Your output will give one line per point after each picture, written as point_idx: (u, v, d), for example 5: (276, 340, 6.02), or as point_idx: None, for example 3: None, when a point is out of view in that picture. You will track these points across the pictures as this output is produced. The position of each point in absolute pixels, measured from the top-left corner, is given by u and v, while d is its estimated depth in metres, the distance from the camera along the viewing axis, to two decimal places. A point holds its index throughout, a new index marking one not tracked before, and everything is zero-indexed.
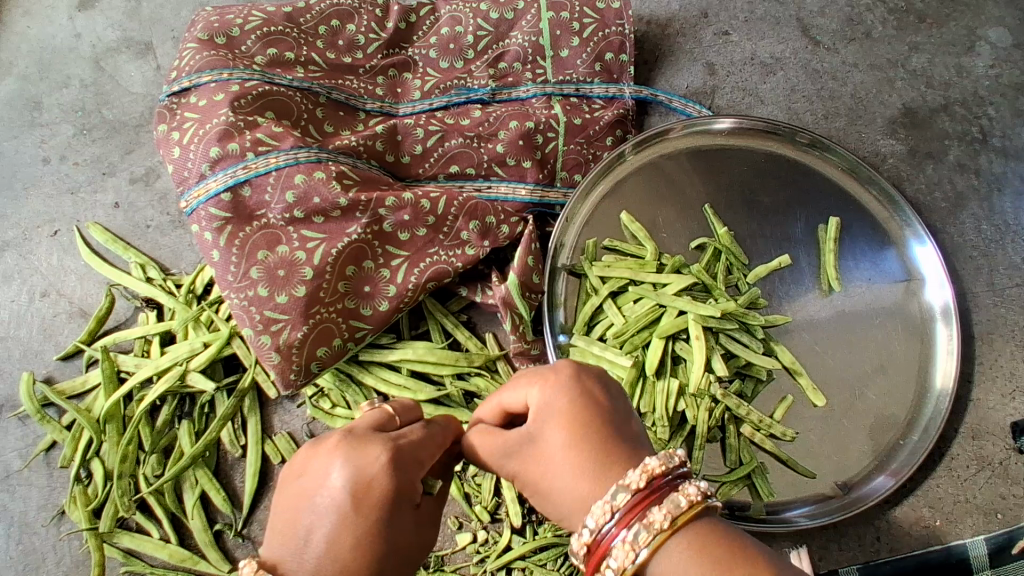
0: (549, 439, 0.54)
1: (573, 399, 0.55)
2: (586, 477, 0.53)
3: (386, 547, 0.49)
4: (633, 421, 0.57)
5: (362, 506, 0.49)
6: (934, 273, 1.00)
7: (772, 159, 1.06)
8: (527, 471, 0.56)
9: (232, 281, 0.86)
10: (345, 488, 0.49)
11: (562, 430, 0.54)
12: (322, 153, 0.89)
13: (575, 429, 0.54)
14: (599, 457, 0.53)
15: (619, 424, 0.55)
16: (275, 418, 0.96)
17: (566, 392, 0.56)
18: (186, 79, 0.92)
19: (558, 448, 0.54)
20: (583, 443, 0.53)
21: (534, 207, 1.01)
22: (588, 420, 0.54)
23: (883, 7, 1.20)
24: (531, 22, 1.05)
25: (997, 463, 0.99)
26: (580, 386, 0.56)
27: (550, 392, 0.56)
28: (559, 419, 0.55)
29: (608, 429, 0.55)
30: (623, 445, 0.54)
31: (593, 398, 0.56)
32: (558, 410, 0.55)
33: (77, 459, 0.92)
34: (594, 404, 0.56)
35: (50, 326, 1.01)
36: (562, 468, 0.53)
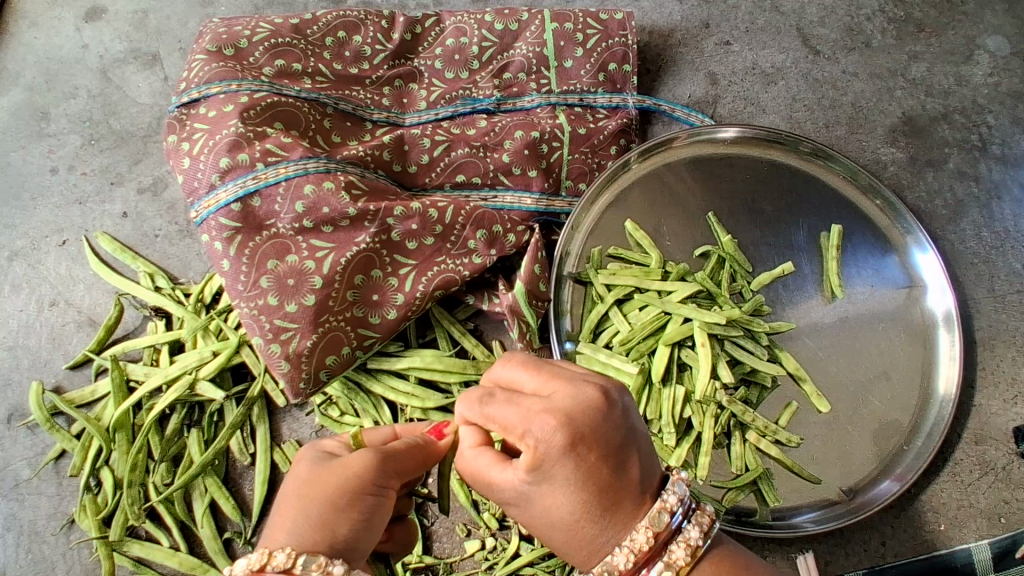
0: (548, 497, 0.55)
1: (568, 463, 0.54)
2: (589, 542, 0.56)
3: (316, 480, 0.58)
4: (635, 460, 0.56)
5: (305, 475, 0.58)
6: (936, 280, 1.02)
7: (775, 168, 1.07)
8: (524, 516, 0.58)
9: (242, 290, 0.87)
10: (297, 470, 0.59)
11: (557, 499, 0.55)
12: (331, 163, 0.90)
13: (570, 492, 0.55)
14: (601, 520, 0.55)
15: (616, 481, 0.55)
16: (284, 425, 0.97)
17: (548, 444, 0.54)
18: (195, 91, 0.93)
19: (556, 508, 0.55)
20: (586, 514, 0.55)
21: (540, 216, 1.02)
22: (588, 488, 0.54)
23: (882, 17, 1.22)
24: (535, 33, 1.07)
25: (1000, 468, 1.00)
26: (581, 451, 0.54)
27: (547, 448, 0.53)
28: (558, 481, 0.55)
29: (607, 495, 0.55)
30: (618, 509, 0.55)
31: (588, 453, 0.54)
32: (553, 477, 0.55)
33: (86, 467, 0.92)
34: (589, 462, 0.54)
35: (59, 335, 1.02)
36: (565, 530, 0.56)
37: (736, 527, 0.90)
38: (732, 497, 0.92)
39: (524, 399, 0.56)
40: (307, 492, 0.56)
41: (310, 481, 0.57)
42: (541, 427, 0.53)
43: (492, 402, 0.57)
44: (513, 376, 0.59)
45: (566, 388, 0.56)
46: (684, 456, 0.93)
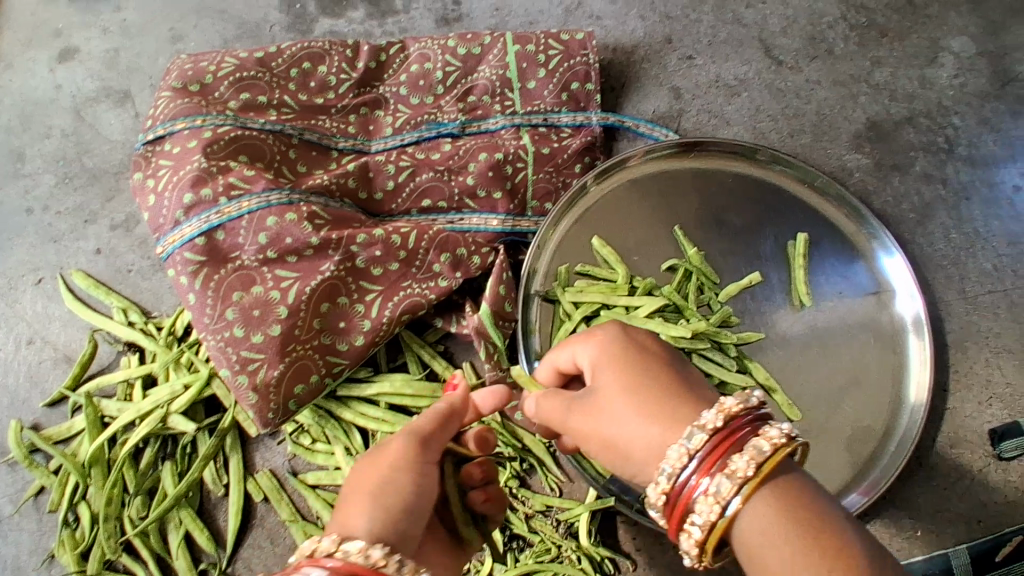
0: (607, 384, 0.61)
1: (625, 360, 0.62)
2: (667, 411, 0.58)
3: (371, 473, 0.60)
4: (676, 367, 0.62)
5: (379, 462, 0.61)
6: (905, 284, 1.02)
7: (739, 179, 1.08)
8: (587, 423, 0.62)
9: (208, 322, 0.88)
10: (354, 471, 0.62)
11: (621, 376, 0.61)
12: (293, 195, 0.91)
13: (624, 376, 0.61)
14: (660, 406, 0.58)
15: (667, 371, 0.61)
16: (256, 455, 0.97)
17: (603, 350, 0.63)
18: (160, 127, 0.95)
19: (614, 386, 0.61)
20: (651, 394, 0.59)
21: (506, 236, 1.03)
22: (645, 374, 0.60)
23: (844, 24, 1.23)
24: (498, 55, 1.09)
25: (978, 471, 1.00)
26: (633, 356, 0.62)
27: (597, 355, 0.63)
28: (609, 370, 0.62)
29: (662, 380, 0.60)
30: (686, 400, 0.58)
31: (644, 350, 0.63)
32: (611, 378, 0.61)
33: (64, 503, 0.93)
34: (646, 354, 0.63)
35: (36, 373, 1.03)
36: (653, 405, 0.58)
37: None
38: None
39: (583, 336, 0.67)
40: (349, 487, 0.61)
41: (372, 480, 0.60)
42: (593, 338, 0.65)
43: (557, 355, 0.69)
44: (561, 357, 0.68)
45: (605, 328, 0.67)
46: None
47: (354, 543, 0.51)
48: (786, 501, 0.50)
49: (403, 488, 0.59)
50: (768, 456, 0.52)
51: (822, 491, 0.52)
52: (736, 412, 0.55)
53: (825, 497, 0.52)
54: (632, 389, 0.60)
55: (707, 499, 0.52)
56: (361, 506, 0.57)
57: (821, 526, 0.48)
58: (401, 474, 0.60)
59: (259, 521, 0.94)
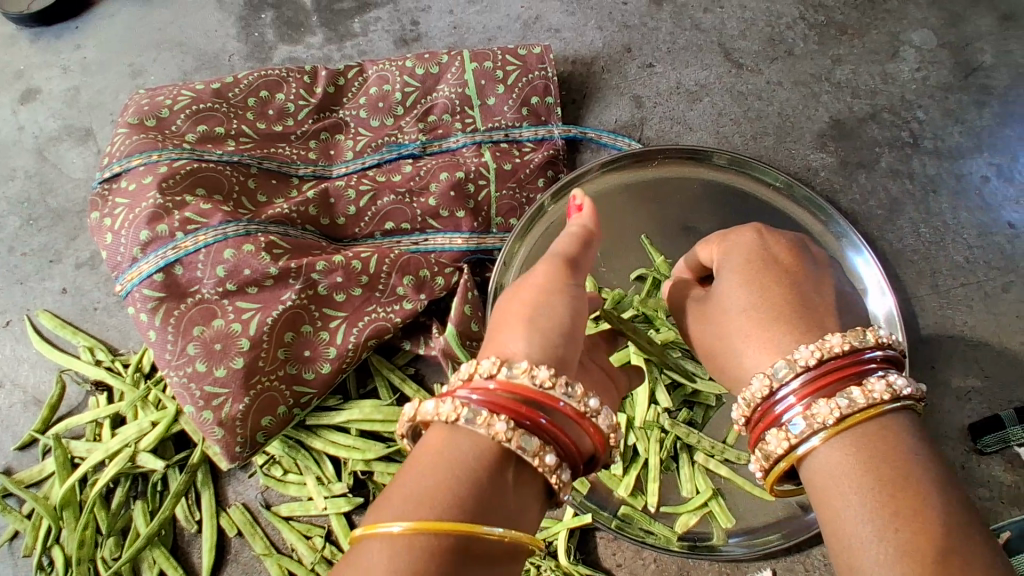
0: (733, 292, 0.70)
1: (756, 260, 0.71)
2: (771, 335, 0.64)
3: (533, 311, 0.62)
4: (807, 284, 0.68)
5: (513, 308, 0.63)
6: (877, 282, 1.00)
7: (704, 185, 1.07)
8: (709, 327, 0.72)
9: (170, 358, 0.87)
10: (507, 305, 0.65)
11: (747, 289, 0.68)
12: (251, 225, 0.90)
13: (747, 290, 0.68)
14: (778, 317, 0.65)
15: (802, 289, 0.67)
16: (229, 489, 0.96)
17: (735, 267, 0.71)
18: (117, 165, 0.94)
19: (743, 300, 0.68)
20: (771, 296, 0.67)
21: (472, 255, 1.02)
22: (772, 290, 0.67)
23: (803, 24, 1.24)
24: (456, 74, 1.09)
25: (959, 468, 0.99)
26: (767, 257, 0.71)
27: (732, 267, 0.72)
28: (747, 268, 0.71)
29: (810, 287, 0.68)
30: (811, 312, 0.65)
31: (777, 261, 0.71)
32: (740, 275, 0.70)
33: (37, 547, 0.92)
34: (775, 265, 0.70)
35: (7, 417, 1.02)
36: (757, 318, 0.66)
37: (691, 555, 0.89)
38: (684, 522, 0.92)
39: (730, 247, 0.74)
40: (506, 317, 0.63)
41: (524, 305, 0.63)
42: (735, 250, 0.73)
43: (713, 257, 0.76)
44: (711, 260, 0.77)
45: (741, 242, 0.74)
46: (632, 484, 0.93)
47: (518, 364, 0.55)
48: (867, 452, 0.52)
49: (539, 316, 0.62)
50: (861, 408, 0.54)
51: (929, 446, 0.52)
52: (840, 354, 0.58)
53: (926, 454, 0.51)
54: (762, 302, 0.66)
55: (780, 433, 0.58)
56: (514, 336, 0.60)
57: (902, 484, 0.49)
58: (558, 302, 0.64)
59: (234, 557, 0.93)
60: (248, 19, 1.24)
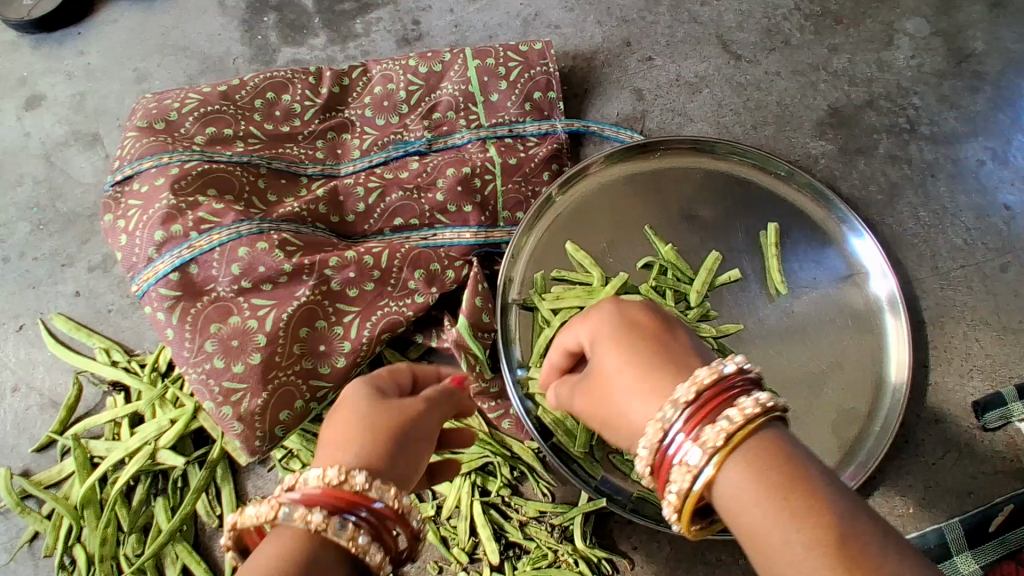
0: (602, 358, 0.56)
1: (616, 324, 0.57)
2: (658, 388, 0.52)
3: (396, 420, 0.57)
4: (681, 334, 0.57)
5: (366, 383, 0.60)
6: (877, 264, 1.03)
7: (705, 173, 1.09)
8: (591, 404, 0.58)
9: (188, 356, 0.88)
10: (355, 403, 0.58)
11: (616, 348, 0.55)
12: (264, 224, 0.91)
13: (614, 347, 0.56)
14: (648, 373, 0.53)
15: (677, 344, 0.55)
16: (249, 483, 0.98)
17: (598, 324, 0.59)
18: (128, 167, 0.96)
19: (611, 363, 0.55)
20: (645, 360, 0.54)
21: (480, 248, 1.04)
22: (645, 347, 0.55)
23: (799, 15, 1.25)
24: (459, 71, 1.11)
25: (964, 444, 1.00)
26: (626, 316, 0.58)
27: (590, 329, 0.59)
28: (615, 325, 0.57)
29: (674, 337, 0.56)
30: (683, 361, 0.54)
31: (638, 318, 0.58)
32: (603, 338, 0.57)
33: (60, 546, 0.94)
34: (637, 321, 0.57)
35: (24, 420, 1.04)
36: (629, 382, 0.54)
37: None
38: None
39: (590, 314, 0.61)
40: (354, 414, 0.57)
41: (372, 414, 0.57)
42: (592, 312, 0.60)
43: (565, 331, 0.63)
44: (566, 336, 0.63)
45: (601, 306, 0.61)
46: None
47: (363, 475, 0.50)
48: (762, 465, 0.45)
49: (393, 408, 0.58)
50: (741, 425, 0.47)
51: (809, 454, 0.47)
52: (712, 385, 0.50)
53: (810, 459, 0.47)
54: (631, 362, 0.54)
55: (682, 469, 0.49)
56: (362, 443, 0.54)
57: (792, 488, 0.43)
58: (427, 413, 0.60)
59: None
60: (250, 22, 1.25)
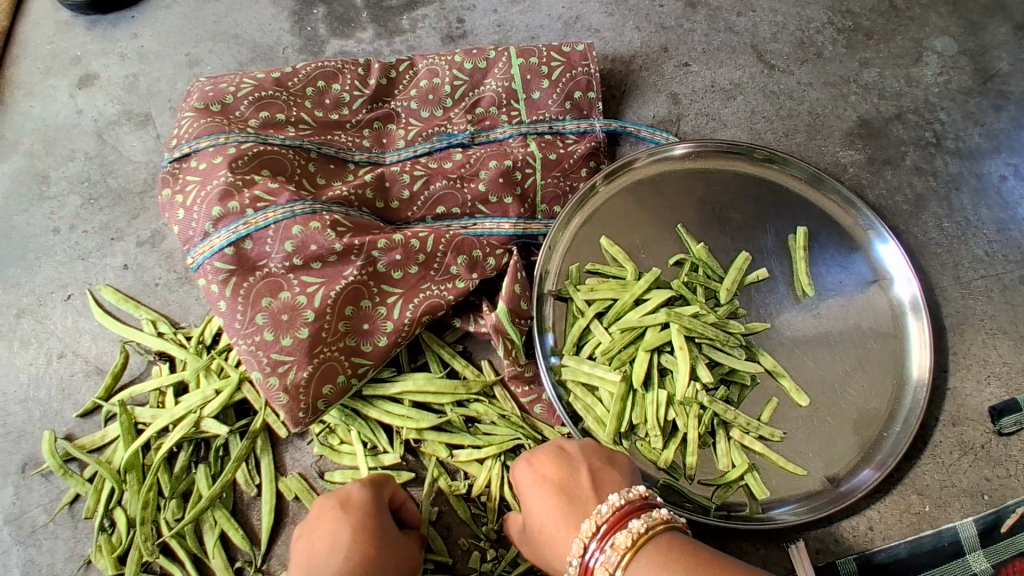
0: (530, 514, 0.72)
1: (532, 478, 0.73)
2: (564, 531, 0.68)
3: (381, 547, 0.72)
4: (585, 472, 0.72)
5: (353, 512, 0.75)
6: (900, 269, 1.06)
7: (737, 177, 1.13)
8: (535, 550, 0.74)
9: (239, 327, 0.92)
10: (340, 524, 0.73)
11: (534, 502, 0.72)
12: (316, 205, 0.95)
13: (534, 503, 0.71)
14: (558, 520, 0.68)
15: (576, 486, 0.70)
16: (287, 456, 1.01)
17: (523, 480, 0.74)
18: (186, 145, 1.00)
19: (534, 517, 0.71)
20: (548, 506, 0.70)
21: (518, 239, 1.08)
22: (554, 499, 0.70)
23: (832, 29, 1.29)
24: (503, 69, 1.14)
25: (980, 448, 1.03)
26: (539, 469, 0.74)
27: (521, 487, 0.75)
28: (533, 478, 0.74)
29: (575, 475, 0.72)
30: (580, 499, 0.69)
31: (546, 472, 0.73)
32: (527, 492, 0.73)
33: (100, 509, 0.96)
34: (546, 475, 0.73)
35: (68, 385, 1.06)
36: (548, 532, 0.69)
37: (727, 522, 0.93)
38: (721, 494, 0.96)
39: (518, 469, 0.77)
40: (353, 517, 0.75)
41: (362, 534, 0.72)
42: (519, 468, 0.76)
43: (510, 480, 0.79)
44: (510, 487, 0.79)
45: (527, 457, 0.77)
46: (672, 457, 0.96)
47: None
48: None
49: (374, 546, 0.72)
50: (622, 555, 0.60)
51: (692, 552, 0.59)
52: (596, 529, 0.63)
53: (692, 552, 0.59)
54: (550, 515, 0.70)
55: None
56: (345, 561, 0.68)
57: None
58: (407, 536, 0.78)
59: (291, 519, 0.98)
60: (301, 15, 1.30)
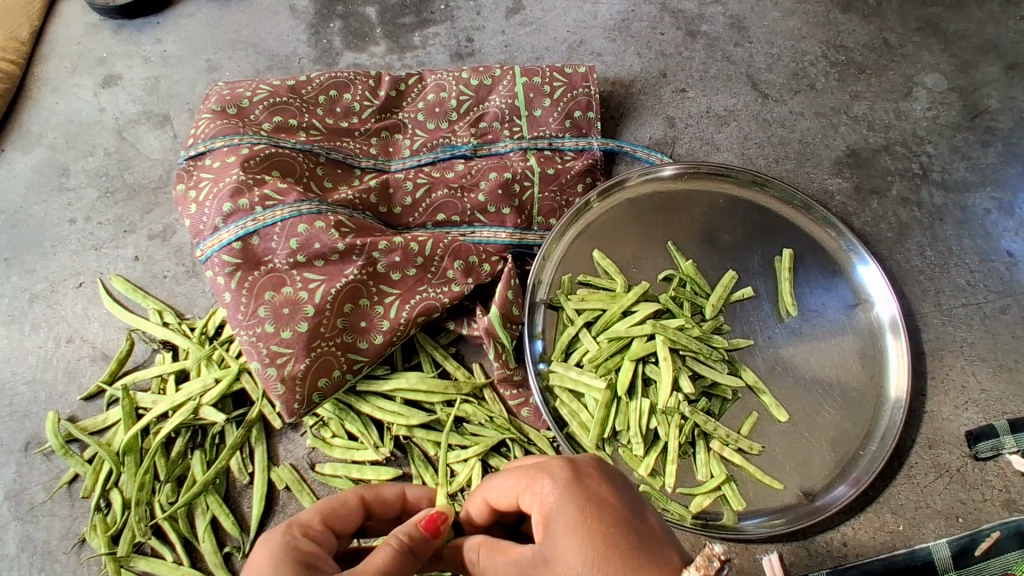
0: (567, 539, 0.58)
1: (580, 495, 0.61)
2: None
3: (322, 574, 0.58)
4: (646, 510, 0.62)
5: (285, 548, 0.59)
6: (880, 291, 1.10)
7: (727, 199, 1.17)
8: None
9: (242, 319, 0.96)
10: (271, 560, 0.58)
11: (581, 529, 0.58)
12: (322, 206, 1.00)
13: (585, 532, 0.58)
14: (625, 563, 0.56)
15: (639, 523, 0.60)
16: (280, 447, 1.04)
17: (558, 493, 0.61)
18: (201, 145, 1.05)
19: (576, 547, 0.58)
20: (614, 541, 0.58)
21: (513, 248, 1.12)
22: (613, 532, 0.58)
23: (825, 62, 1.35)
24: (506, 87, 1.19)
25: (955, 470, 1.06)
26: (586, 485, 0.62)
27: (552, 497, 0.61)
28: (581, 496, 0.61)
29: (632, 505, 0.62)
30: (652, 542, 0.59)
31: (600, 493, 0.61)
32: (571, 509, 0.60)
33: (97, 489, 0.99)
34: (600, 498, 0.61)
35: (75, 369, 1.10)
36: (599, 570, 0.56)
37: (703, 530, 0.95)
38: (699, 503, 0.98)
39: (543, 470, 0.63)
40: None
41: None
42: (551, 476, 0.62)
43: (511, 480, 0.65)
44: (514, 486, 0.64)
45: (560, 462, 0.64)
46: (652, 464, 1.00)
47: None
48: None
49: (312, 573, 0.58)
50: None
51: None
52: None
53: None
54: (609, 553, 0.57)
55: None
56: None
57: None
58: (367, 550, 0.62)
59: (281, 508, 1.01)
60: (318, 27, 1.36)
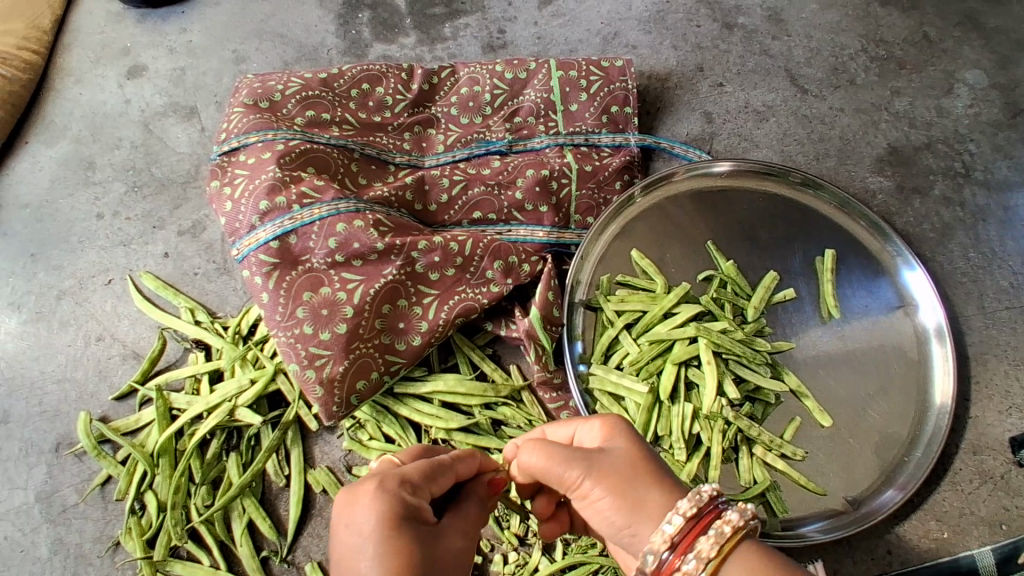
0: (618, 450, 0.61)
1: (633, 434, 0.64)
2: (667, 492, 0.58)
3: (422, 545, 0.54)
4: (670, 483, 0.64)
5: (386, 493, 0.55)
6: (926, 295, 1.08)
7: (768, 198, 1.15)
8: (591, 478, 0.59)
9: (280, 319, 0.94)
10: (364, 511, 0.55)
11: (632, 450, 0.61)
12: (359, 204, 0.98)
13: (633, 451, 0.61)
14: (662, 481, 0.59)
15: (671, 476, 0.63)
16: (316, 448, 1.03)
17: (617, 425, 0.64)
18: (235, 140, 1.02)
19: (626, 458, 0.61)
20: (656, 468, 0.61)
21: (551, 248, 1.10)
22: (656, 464, 0.61)
23: (865, 57, 1.31)
24: (542, 80, 1.16)
25: (999, 477, 1.04)
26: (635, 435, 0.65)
27: (614, 424, 0.64)
28: (633, 436, 0.64)
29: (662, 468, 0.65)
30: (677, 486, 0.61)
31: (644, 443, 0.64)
32: (626, 433, 0.63)
33: (132, 492, 0.98)
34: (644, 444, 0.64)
35: (105, 367, 1.09)
36: (640, 480, 0.59)
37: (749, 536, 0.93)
38: None
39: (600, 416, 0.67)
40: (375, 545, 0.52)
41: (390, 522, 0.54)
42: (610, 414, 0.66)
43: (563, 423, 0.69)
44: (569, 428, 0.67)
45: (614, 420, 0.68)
46: (695, 471, 0.97)
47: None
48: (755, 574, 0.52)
49: (410, 530, 0.54)
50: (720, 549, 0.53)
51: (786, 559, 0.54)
52: (687, 528, 0.54)
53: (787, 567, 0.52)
54: (649, 470, 0.60)
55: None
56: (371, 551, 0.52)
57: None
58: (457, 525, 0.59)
59: (318, 511, 0.99)
60: (346, 18, 1.33)
